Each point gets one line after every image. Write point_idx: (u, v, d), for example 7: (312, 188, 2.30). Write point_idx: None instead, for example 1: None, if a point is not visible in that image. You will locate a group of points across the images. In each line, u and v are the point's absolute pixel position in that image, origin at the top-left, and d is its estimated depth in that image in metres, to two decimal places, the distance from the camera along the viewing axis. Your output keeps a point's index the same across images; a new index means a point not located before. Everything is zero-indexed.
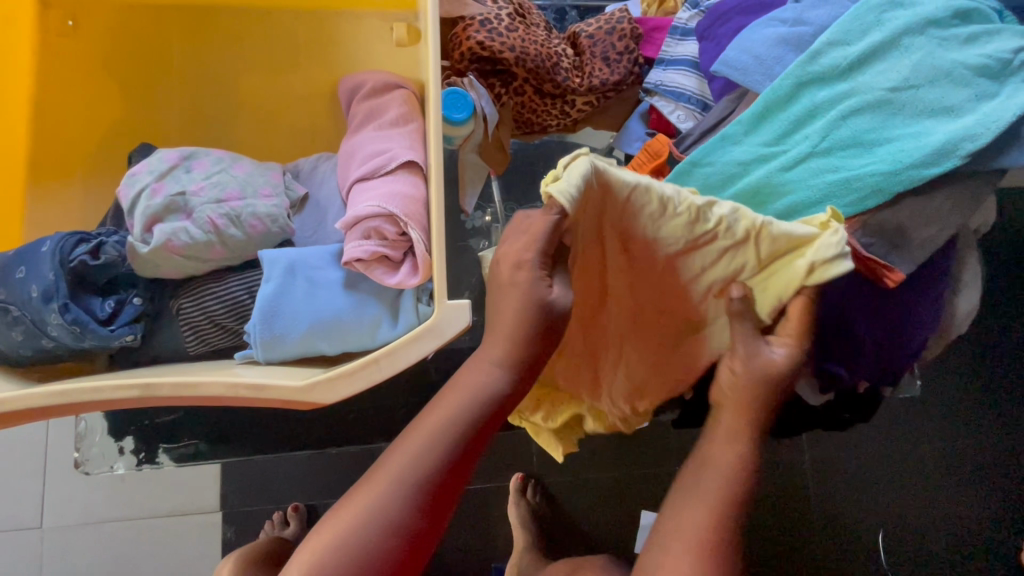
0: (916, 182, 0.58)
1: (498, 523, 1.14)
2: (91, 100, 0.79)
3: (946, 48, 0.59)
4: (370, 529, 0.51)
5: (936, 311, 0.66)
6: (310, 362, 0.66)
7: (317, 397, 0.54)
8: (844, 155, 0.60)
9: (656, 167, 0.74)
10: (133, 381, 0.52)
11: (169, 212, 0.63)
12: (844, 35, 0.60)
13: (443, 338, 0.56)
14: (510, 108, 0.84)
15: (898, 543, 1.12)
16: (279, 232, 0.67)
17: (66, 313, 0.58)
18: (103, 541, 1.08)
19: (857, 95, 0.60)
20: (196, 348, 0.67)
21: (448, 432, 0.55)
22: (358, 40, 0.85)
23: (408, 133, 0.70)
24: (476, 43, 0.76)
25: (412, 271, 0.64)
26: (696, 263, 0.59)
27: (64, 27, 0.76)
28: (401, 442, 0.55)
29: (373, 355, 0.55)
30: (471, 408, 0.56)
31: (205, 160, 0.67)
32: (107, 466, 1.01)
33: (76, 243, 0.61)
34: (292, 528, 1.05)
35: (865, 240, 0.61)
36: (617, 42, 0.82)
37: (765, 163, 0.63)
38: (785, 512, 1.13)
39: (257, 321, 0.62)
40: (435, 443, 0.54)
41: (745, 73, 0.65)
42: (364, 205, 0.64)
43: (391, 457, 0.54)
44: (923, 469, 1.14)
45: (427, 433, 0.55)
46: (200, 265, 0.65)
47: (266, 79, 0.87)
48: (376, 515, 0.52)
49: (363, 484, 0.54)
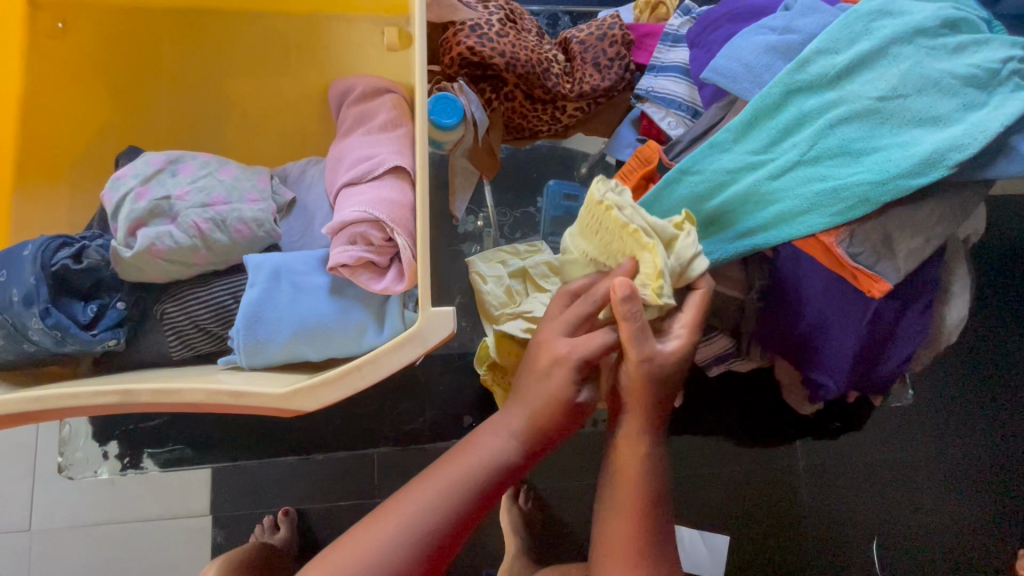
0: (903, 192, 0.58)
1: (489, 529, 1.13)
2: (80, 102, 0.80)
3: (934, 57, 0.58)
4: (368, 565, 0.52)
5: (924, 322, 0.66)
6: (294, 368, 0.66)
7: (298, 404, 0.53)
8: (831, 164, 0.60)
9: (647, 174, 0.74)
10: (111, 388, 0.52)
11: (153, 216, 0.63)
12: (832, 44, 0.60)
13: (426, 346, 0.55)
14: (501, 113, 0.84)
15: (892, 552, 1.12)
16: (265, 236, 0.66)
17: (47, 317, 0.58)
18: (92, 544, 1.07)
19: (845, 104, 0.60)
20: (180, 353, 0.67)
21: (457, 496, 0.55)
22: (348, 44, 0.84)
23: (397, 138, 0.70)
24: (466, 48, 0.76)
25: (397, 277, 0.64)
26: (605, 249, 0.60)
27: (54, 29, 0.77)
28: (411, 491, 0.56)
29: (356, 362, 0.54)
30: (485, 464, 0.57)
31: (191, 164, 0.67)
32: (91, 470, 1.07)
33: (58, 246, 0.60)
34: (282, 533, 1.05)
35: (852, 250, 0.60)
36: (608, 48, 0.82)
37: (753, 171, 0.63)
38: (778, 521, 1.12)
39: (240, 325, 0.61)
40: (447, 491, 0.55)
41: (733, 80, 0.65)
42: (351, 210, 0.64)
43: (399, 499, 0.56)
44: (917, 478, 1.13)
45: (439, 483, 0.56)
46: (185, 270, 0.64)
47: (257, 83, 0.87)
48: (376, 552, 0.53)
49: (369, 522, 0.55)
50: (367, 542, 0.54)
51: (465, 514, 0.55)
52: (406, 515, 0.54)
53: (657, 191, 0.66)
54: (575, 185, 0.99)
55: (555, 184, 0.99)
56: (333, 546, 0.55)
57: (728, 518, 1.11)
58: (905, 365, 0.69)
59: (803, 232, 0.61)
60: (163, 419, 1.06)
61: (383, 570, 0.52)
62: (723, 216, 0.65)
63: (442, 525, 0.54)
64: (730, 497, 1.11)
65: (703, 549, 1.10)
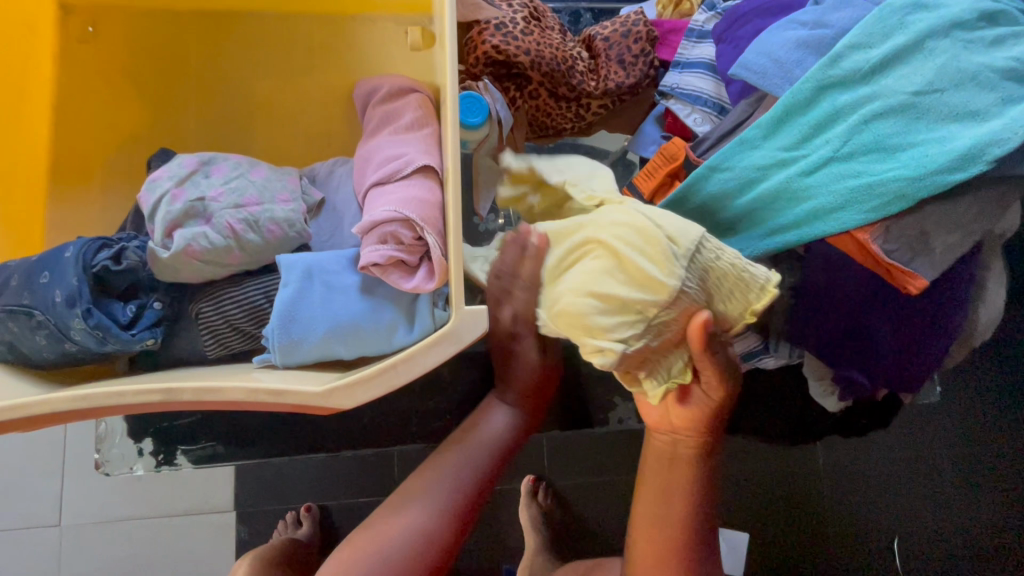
0: (940, 188, 0.57)
1: (509, 525, 1.14)
2: (112, 105, 0.81)
3: (971, 51, 0.57)
4: (408, 524, 0.74)
5: (960, 319, 0.65)
6: (327, 366, 0.67)
7: (336, 402, 0.54)
8: (866, 160, 0.60)
9: (672, 171, 0.74)
10: (155, 387, 0.52)
11: (188, 218, 0.63)
12: (866, 38, 0.59)
13: (460, 344, 0.55)
14: (524, 111, 0.84)
15: (914, 551, 1.11)
16: (297, 236, 0.67)
17: (89, 318, 0.59)
18: (120, 539, 1.09)
19: (879, 99, 0.59)
20: (215, 352, 0.68)
21: (467, 469, 0.80)
22: (373, 45, 0.85)
23: (423, 137, 0.70)
24: (491, 47, 0.76)
25: (427, 275, 0.64)
26: (698, 291, 0.53)
27: (85, 33, 0.79)
28: (435, 471, 0.79)
29: (391, 360, 0.55)
30: (486, 444, 0.84)
31: (223, 165, 0.68)
32: (127, 467, 1.06)
33: (98, 248, 0.61)
34: (304, 529, 1.07)
35: (887, 247, 0.60)
36: (633, 45, 0.82)
37: (783, 167, 0.63)
38: (795, 516, 1.13)
39: (275, 325, 0.63)
40: (482, 445, 0.83)
41: (764, 76, 0.64)
42: (381, 210, 0.64)
43: (428, 477, 0.79)
44: (940, 478, 1.12)
45: (455, 462, 0.80)
46: (218, 270, 0.65)
47: (283, 82, 0.87)
48: (409, 518, 0.74)
49: (402, 500, 0.77)
50: (406, 510, 0.75)
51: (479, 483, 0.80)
52: (443, 471, 0.79)
53: (687, 187, 0.66)
54: None
55: None
56: (377, 521, 0.75)
57: (744, 514, 1.12)
58: (937, 364, 0.68)
59: (835, 229, 0.61)
60: (193, 418, 1.04)
61: (421, 526, 0.74)
62: (753, 212, 0.66)
63: (463, 488, 0.78)
64: (747, 493, 1.12)
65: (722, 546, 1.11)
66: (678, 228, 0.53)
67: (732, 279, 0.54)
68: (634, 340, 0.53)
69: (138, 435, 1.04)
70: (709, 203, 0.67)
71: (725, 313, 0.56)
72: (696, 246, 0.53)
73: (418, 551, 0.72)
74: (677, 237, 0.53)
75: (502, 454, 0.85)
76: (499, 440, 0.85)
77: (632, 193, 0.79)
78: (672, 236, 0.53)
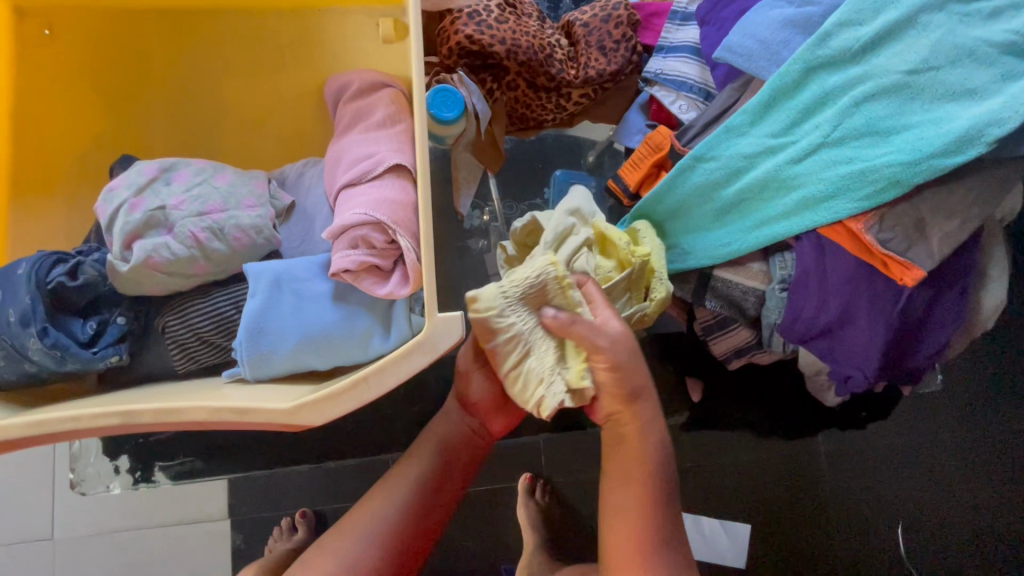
0: (935, 173, 0.54)
1: (507, 524, 1.12)
2: (73, 110, 0.77)
3: (968, 25, 0.53)
4: (351, 544, 0.74)
5: (960, 308, 0.62)
6: (302, 377, 0.64)
7: (305, 419, 0.51)
8: (857, 145, 0.57)
9: (658, 161, 0.71)
10: (114, 409, 0.50)
11: (149, 228, 0.61)
12: (855, 14, 0.56)
13: (435, 353, 0.52)
14: (503, 103, 0.81)
15: (916, 538, 1.09)
16: (265, 243, 0.64)
17: (45, 337, 0.57)
18: (115, 551, 1.08)
19: (871, 79, 0.56)
20: (184, 366, 0.65)
21: (410, 489, 0.77)
22: (343, 38, 0.82)
23: (395, 135, 0.67)
24: (464, 37, 0.73)
25: (402, 280, 0.61)
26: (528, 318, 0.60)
27: (41, 36, 0.74)
28: (379, 490, 0.79)
29: (362, 374, 0.52)
30: (431, 459, 0.80)
31: (185, 172, 0.65)
32: (103, 485, 1.05)
33: (53, 264, 0.59)
34: (301, 534, 1.04)
35: (882, 236, 0.57)
36: (613, 30, 0.78)
37: (772, 155, 0.61)
38: (799, 507, 1.11)
39: (243, 338, 0.60)
40: (428, 458, 0.80)
41: (749, 58, 0.61)
42: (350, 212, 0.61)
43: (375, 493, 0.79)
44: (946, 463, 1.09)
45: (398, 480, 0.78)
46: (184, 281, 0.63)
47: (251, 82, 0.84)
48: (354, 537, 0.74)
49: (352, 516, 0.78)
50: (350, 529, 0.75)
51: (424, 503, 0.78)
52: (388, 489, 0.78)
53: (672, 178, 0.65)
54: (582, 173, 0.97)
55: (562, 174, 0.95)
56: (329, 537, 0.76)
57: (747, 506, 1.10)
58: (938, 355, 0.65)
59: (827, 218, 0.59)
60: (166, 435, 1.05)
61: (362, 544, 0.74)
62: (741, 202, 0.64)
63: (406, 507, 0.76)
64: (749, 485, 1.10)
65: (724, 538, 1.09)
66: (473, 309, 0.58)
67: (538, 282, 0.58)
68: (545, 380, 0.60)
69: (113, 452, 1.04)
70: (696, 193, 0.65)
71: (563, 305, 0.60)
72: (492, 310, 0.58)
73: (377, 559, 0.74)
74: (478, 315, 0.58)
75: (450, 470, 0.80)
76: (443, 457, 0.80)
77: (618, 185, 0.76)
78: (481, 318, 0.58)
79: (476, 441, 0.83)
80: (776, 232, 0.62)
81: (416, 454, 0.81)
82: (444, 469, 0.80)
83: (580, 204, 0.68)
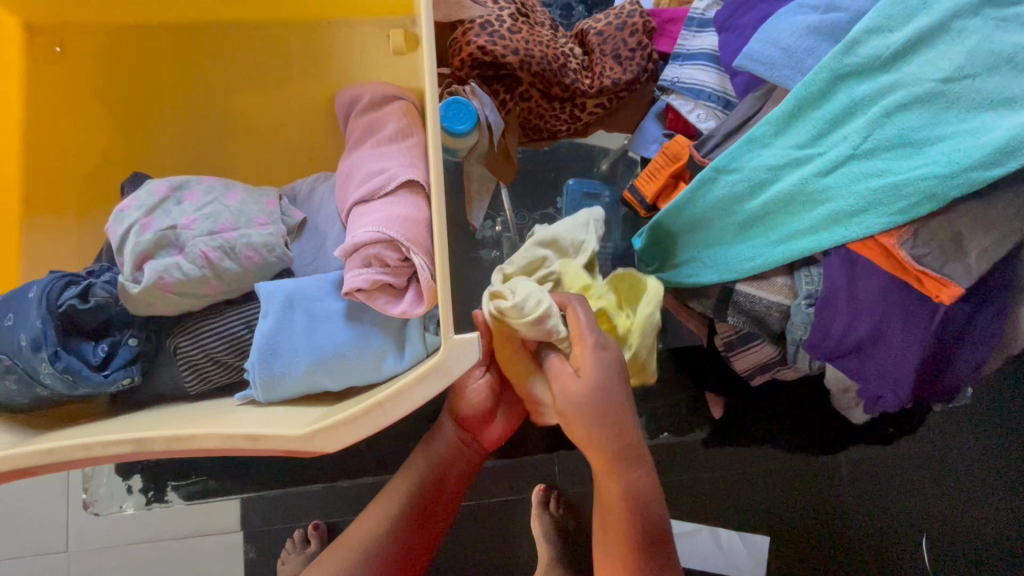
0: (975, 185, 0.51)
1: (521, 537, 1.10)
2: (85, 127, 0.76)
3: (1006, 29, 0.51)
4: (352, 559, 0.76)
5: (1002, 323, 0.59)
6: (315, 398, 0.63)
7: (319, 445, 0.49)
8: (889, 157, 0.55)
9: (675, 172, 0.70)
10: (127, 437, 0.49)
11: (160, 248, 0.60)
12: (884, 20, 0.53)
13: (452, 376, 0.51)
14: (516, 114, 0.80)
15: (938, 549, 1.07)
16: (277, 261, 0.63)
17: (57, 361, 0.56)
18: (128, 564, 1.07)
19: (902, 88, 0.54)
20: (197, 387, 0.64)
21: (411, 505, 0.79)
22: (353, 51, 0.81)
23: (408, 149, 0.66)
24: (477, 48, 0.71)
25: (416, 298, 0.60)
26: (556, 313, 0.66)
27: (52, 54, 0.74)
28: (378, 504, 0.81)
29: (377, 399, 0.50)
30: (424, 477, 0.80)
31: (197, 190, 0.64)
32: (116, 506, 1.06)
33: (64, 286, 0.58)
34: (314, 546, 1.03)
35: (917, 252, 0.55)
36: (629, 37, 0.76)
37: (798, 167, 0.59)
38: (821, 520, 1.08)
39: (255, 360, 0.58)
40: (420, 475, 0.81)
41: (772, 67, 0.59)
42: (363, 230, 0.60)
43: (377, 502, 0.81)
44: (969, 473, 1.07)
45: (391, 494, 0.80)
46: (194, 301, 0.62)
47: (261, 95, 0.83)
48: (357, 551, 0.76)
49: (354, 526, 0.80)
50: (354, 544, 0.77)
51: (418, 522, 0.79)
52: (385, 504, 0.80)
53: (693, 192, 0.63)
54: (596, 181, 0.96)
55: (575, 182, 0.95)
56: (335, 547, 0.78)
57: (767, 518, 1.07)
58: (975, 372, 0.63)
59: (858, 234, 0.57)
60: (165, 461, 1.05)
61: (365, 559, 0.76)
62: (766, 215, 0.62)
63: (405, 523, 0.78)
64: (769, 497, 1.07)
65: (743, 550, 1.06)
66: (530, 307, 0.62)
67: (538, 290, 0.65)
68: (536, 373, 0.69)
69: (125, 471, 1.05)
70: (719, 205, 0.64)
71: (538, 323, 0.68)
72: (545, 305, 0.63)
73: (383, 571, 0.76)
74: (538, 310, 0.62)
75: (446, 486, 0.81)
76: (436, 471, 0.80)
77: (633, 196, 0.75)
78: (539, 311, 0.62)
79: (469, 455, 0.83)
80: (804, 247, 0.60)
81: (411, 467, 0.82)
82: (438, 489, 0.80)
83: (558, 235, 0.73)
